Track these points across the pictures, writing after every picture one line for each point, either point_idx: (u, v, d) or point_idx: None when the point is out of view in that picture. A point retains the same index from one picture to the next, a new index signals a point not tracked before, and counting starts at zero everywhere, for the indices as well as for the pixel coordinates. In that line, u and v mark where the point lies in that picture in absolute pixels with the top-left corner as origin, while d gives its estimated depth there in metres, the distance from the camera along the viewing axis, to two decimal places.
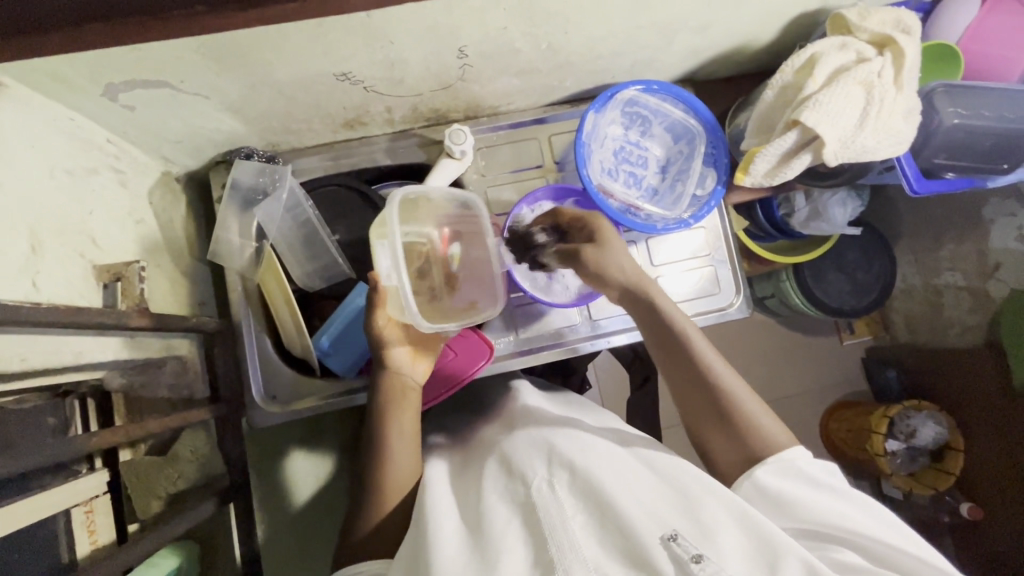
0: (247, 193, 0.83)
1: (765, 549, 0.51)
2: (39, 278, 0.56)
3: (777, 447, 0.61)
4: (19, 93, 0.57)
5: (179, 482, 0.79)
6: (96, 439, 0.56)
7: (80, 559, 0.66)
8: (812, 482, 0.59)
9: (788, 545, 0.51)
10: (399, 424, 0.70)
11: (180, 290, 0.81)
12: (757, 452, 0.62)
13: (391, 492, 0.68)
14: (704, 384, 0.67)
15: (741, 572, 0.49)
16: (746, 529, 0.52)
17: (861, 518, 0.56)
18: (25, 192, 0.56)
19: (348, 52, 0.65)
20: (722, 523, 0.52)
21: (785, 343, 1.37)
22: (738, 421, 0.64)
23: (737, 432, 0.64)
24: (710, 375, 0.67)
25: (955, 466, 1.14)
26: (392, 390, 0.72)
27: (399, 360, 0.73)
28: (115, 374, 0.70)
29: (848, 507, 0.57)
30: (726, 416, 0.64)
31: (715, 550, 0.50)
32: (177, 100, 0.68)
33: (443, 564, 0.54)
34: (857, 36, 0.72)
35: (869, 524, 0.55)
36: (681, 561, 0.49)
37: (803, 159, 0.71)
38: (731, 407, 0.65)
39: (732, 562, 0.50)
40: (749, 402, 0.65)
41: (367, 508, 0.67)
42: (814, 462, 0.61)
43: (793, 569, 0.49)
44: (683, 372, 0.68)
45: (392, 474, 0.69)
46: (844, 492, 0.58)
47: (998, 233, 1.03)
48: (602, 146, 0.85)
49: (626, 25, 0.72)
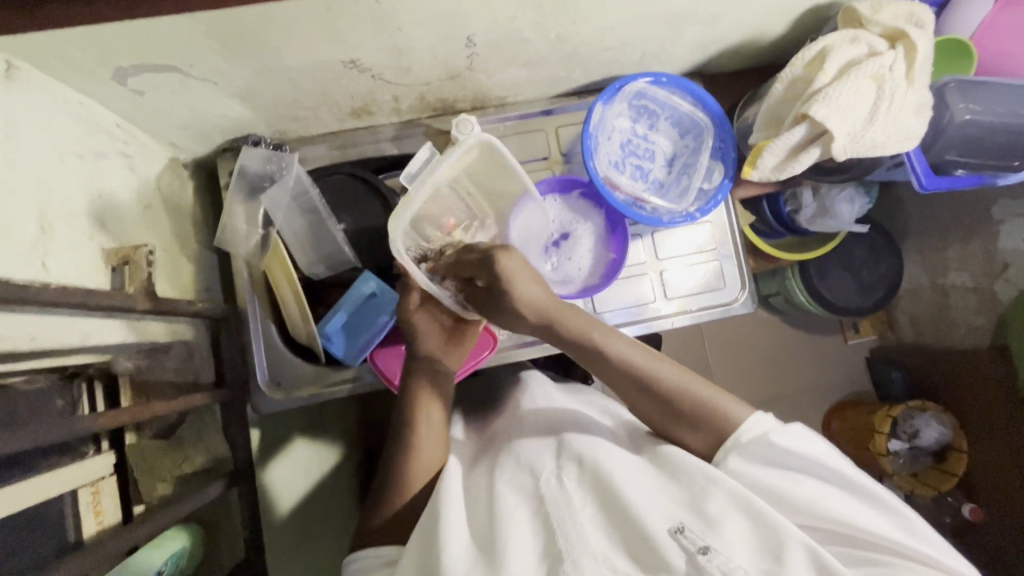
0: (254, 180, 0.82)
1: (770, 539, 0.51)
2: (48, 259, 0.57)
3: (743, 429, 0.61)
4: (29, 75, 0.58)
5: (183, 466, 0.81)
6: (103, 420, 0.57)
7: (86, 538, 0.66)
8: (788, 460, 0.58)
9: (791, 532, 0.51)
10: (428, 410, 0.70)
11: (186, 276, 0.82)
12: (725, 435, 0.61)
13: (417, 475, 0.67)
14: (648, 381, 0.66)
15: (748, 562, 0.49)
16: (751, 519, 0.52)
17: (845, 498, 0.56)
18: (35, 173, 0.56)
19: (356, 39, 0.65)
20: (729, 514, 0.52)
21: (789, 341, 1.37)
22: (696, 409, 0.64)
23: (704, 420, 0.63)
24: (650, 372, 0.66)
25: (957, 466, 1.13)
26: (424, 377, 0.72)
27: (427, 345, 0.73)
28: (122, 357, 0.71)
29: (825, 489, 0.57)
30: (682, 411, 0.64)
31: (722, 540, 0.50)
32: (186, 84, 0.68)
33: (451, 548, 0.54)
34: (868, 30, 0.71)
35: (852, 508, 0.55)
36: (688, 552, 0.49)
37: (811, 153, 0.71)
38: (686, 398, 0.64)
39: (740, 553, 0.50)
40: (692, 384, 0.65)
41: (385, 497, 0.66)
42: (789, 431, 0.59)
43: (798, 558, 0.49)
44: (626, 383, 0.67)
45: (421, 456, 0.68)
46: (820, 467, 0.58)
47: (1007, 234, 1.02)
48: (609, 138, 0.85)
49: (635, 16, 0.72)
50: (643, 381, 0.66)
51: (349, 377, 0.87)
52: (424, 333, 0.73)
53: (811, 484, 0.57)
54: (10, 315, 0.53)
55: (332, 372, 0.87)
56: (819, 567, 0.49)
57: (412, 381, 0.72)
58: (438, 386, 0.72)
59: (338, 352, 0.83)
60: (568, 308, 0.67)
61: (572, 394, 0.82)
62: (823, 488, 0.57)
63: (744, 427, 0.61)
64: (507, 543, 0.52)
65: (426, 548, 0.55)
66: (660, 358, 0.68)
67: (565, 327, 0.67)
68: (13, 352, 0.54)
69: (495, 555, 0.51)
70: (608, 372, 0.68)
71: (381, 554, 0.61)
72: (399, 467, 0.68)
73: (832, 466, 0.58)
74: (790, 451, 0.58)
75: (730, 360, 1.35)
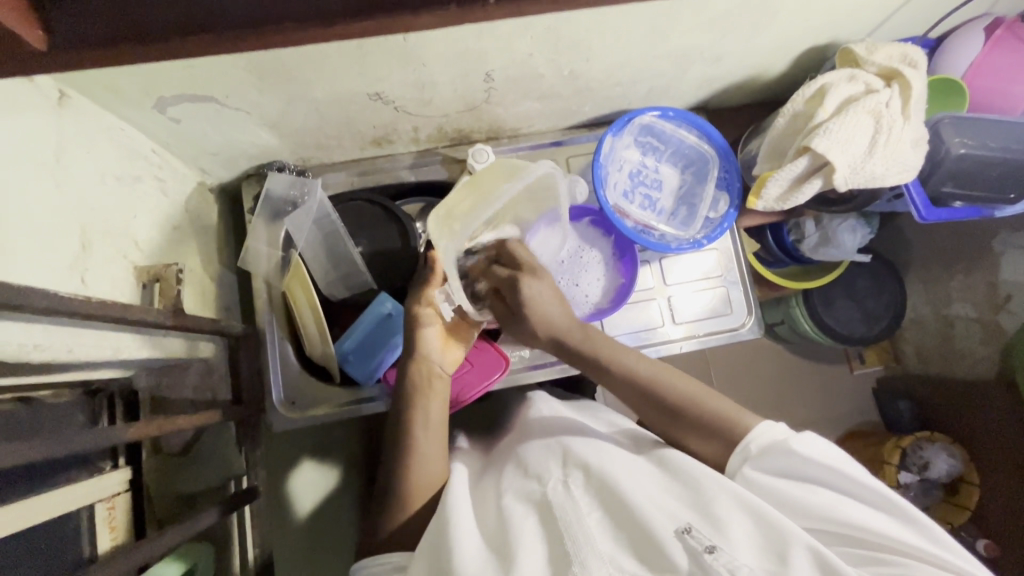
0: (278, 204, 0.84)
1: (774, 540, 0.52)
2: (87, 274, 0.60)
3: (754, 435, 0.62)
4: (78, 102, 0.62)
5: (197, 483, 0.82)
6: (132, 430, 0.58)
7: (100, 554, 0.68)
8: (803, 468, 0.59)
9: (795, 535, 0.52)
10: (426, 413, 0.72)
11: (208, 295, 0.85)
12: (736, 441, 0.63)
13: (421, 485, 0.69)
14: (652, 395, 0.69)
15: (754, 562, 0.50)
16: (756, 521, 0.53)
17: (861, 508, 0.56)
18: (79, 193, 0.60)
19: (383, 73, 0.69)
20: (734, 516, 0.54)
21: (795, 370, 1.38)
22: (708, 419, 0.65)
23: (714, 429, 0.65)
24: (656, 388, 0.69)
25: (969, 500, 1.13)
26: (422, 375, 0.73)
27: (430, 345, 0.75)
28: (142, 373, 0.75)
29: (839, 497, 0.57)
30: (693, 419, 0.66)
31: (727, 540, 0.51)
32: (221, 114, 0.72)
33: (463, 546, 0.55)
34: (865, 69, 0.75)
35: (867, 517, 0.56)
36: (694, 551, 0.50)
37: (814, 184, 0.74)
38: (691, 408, 0.67)
39: (744, 553, 0.51)
40: (703, 394, 0.68)
41: (399, 498, 0.68)
42: (804, 438, 0.60)
43: (802, 561, 0.50)
44: (633, 389, 0.70)
45: (422, 465, 0.69)
46: (834, 474, 0.58)
47: (1008, 265, 1.04)
48: (619, 168, 0.88)
49: (643, 55, 0.76)
50: (649, 386, 0.70)
51: (361, 397, 0.88)
52: (423, 331, 0.74)
53: (826, 492, 0.58)
54: (53, 327, 0.55)
55: (345, 391, 0.89)
56: (822, 565, 0.50)
57: (412, 378, 0.73)
58: (435, 387, 0.74)
59: (349, 367, 0.86)
60: (577, 329, 0.73)
61: (587, 410, 0.84)
62: (836, 495, 0.58)
63: (754, 434, 0.62)
64: (517, 546, 0.53)
65: (439, 549, 0.57)
66: (666, 369, 0.71)
67: (577, 343, 0.73)
68: (50, 362, 0.56)
69: (508, 554, 0.53)
70: (619, 383, 0.71)
71: (389, 561, 0.61)
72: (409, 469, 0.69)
73: (849, 472, 0.58)
74: (805, 459, 0.58)
75: (737, 388, 1.36)
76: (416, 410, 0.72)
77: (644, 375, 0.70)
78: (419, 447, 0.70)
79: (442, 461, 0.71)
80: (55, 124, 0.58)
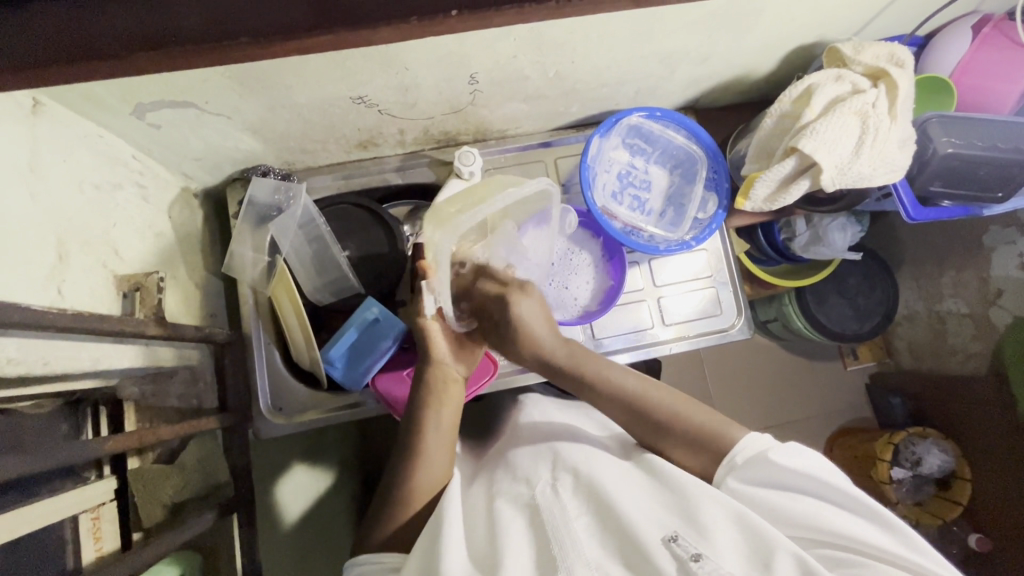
0: (263, 209, 0.83)
1: (759, 548, 0.51)
2: (64, 285, 0.59)
3: (738, 449, 0.62)
4: (53, 110, 0.61)
5: (183, 492, 0.79)
6: (110, 443, 0.57)
7: (85, 565, 0.67)
8: (785, 476, 0.58)
9: (778, 541, 0.52)
10: (437, 416, 0.72)
11: (194, 302, 0.84)
12: (722, 453, 0.63)
13: (424, 487, 0.67)
14: (639, 411, 0.69)
15: (738, 569, 0.50)
16: (741, 529, 0.53)
17: (843, 516, 0.56)
18: (56, 203, 0.59)
19: (364, 77, 0.68)
20: (721, 523, 0.53)
21: (788, 367, 1.38)
22: (694, 434, 0.65)
23: (701, 444, 0.64)
24: (643, 405, 0.69)
25: (961, 495, 1.12)
26: (437, 380, 0.74)
27: (442, 353, 0.76)
28: (129, 383, 0.73)
29: (823, 505, 0.57)
30: (680, 434, 0.66)
31: (714, 548, 0.51)
32: (201, 119, 0.71)
33: (451, 552, 0.55)
34: (852, 69, 0.75)
35: (849, 524, 0.55)
36: (681, 559, 0.50)
37: (801, 184, 0.73)
38: (679, 424, 0.66)
39: (731, 561, 0.51)
40: (690, 410, 0.67)
41: (391, 507, 0.67)
42: (786, 449, 0.59)
43: (784, 565, 0.50)
44: (623, 412, 0.70)
45: (424, 467, 0.68)
46: (818, 482, 0.58)
47: (998, 260, 1.04)
48: (607, 170, 0.88)
49: (629, 55, 0.75)
50: (639, 406, 0.69)
51: (350, 403, 0.88)
52: (436, 342, 0.75)
53: (809, 501, 0.57)
54: (27, 340, 0.54)
55: (334, 396, 0.89)
56: (804, 569, 0.49)
57: (426, 384, 0.74)
58: (449, 391, 0.74)
59: (341, 376, 0.84)
60: (560, 347, 0.74)
61: (577, 411, 0.84)
62: (819, 503, 0.57)
63: (739, 446, 0.62)
64: (503, 548, 0.53)
65: (428, 556, 0.56)
66: (656, 385, 0.71)
67: (562, 362, 0.73)
68: (27, 376, 0.55)
69: (494, 559, 0.53)
70: (603, 399, 0.71)
71: (385, 562, 0.61)
72: (404, 477, 0.68)
73: (833, 482, 0.58)
74: (788, 469, 0.58)
75: (730, 386, 1.36)
76: (428, 414, 0.72)
77: (628, 389, 0.70)
78: (427, 446, 0.70)
79: (448, 462, 0.71)
80: (29, 133, 0.57)
